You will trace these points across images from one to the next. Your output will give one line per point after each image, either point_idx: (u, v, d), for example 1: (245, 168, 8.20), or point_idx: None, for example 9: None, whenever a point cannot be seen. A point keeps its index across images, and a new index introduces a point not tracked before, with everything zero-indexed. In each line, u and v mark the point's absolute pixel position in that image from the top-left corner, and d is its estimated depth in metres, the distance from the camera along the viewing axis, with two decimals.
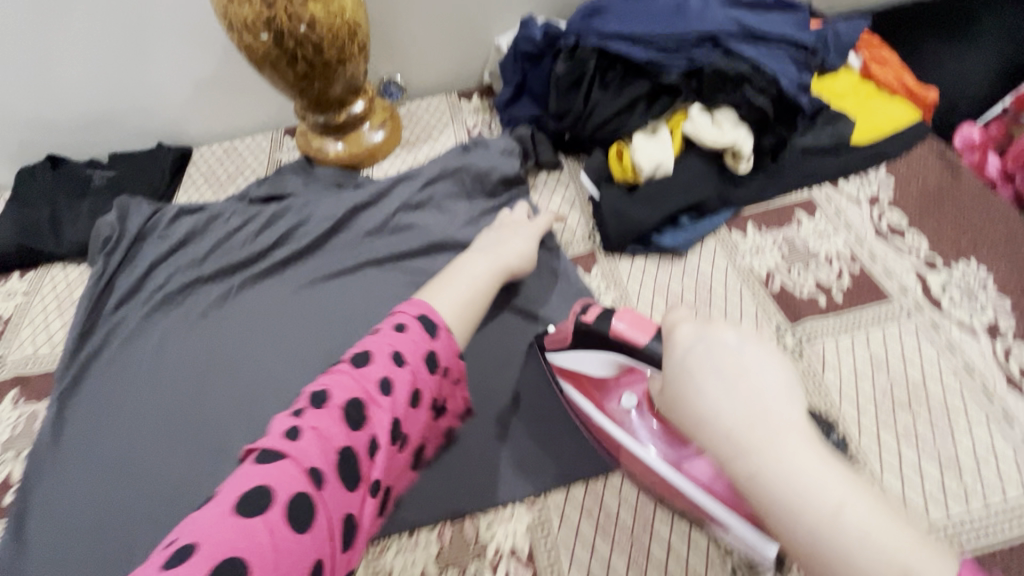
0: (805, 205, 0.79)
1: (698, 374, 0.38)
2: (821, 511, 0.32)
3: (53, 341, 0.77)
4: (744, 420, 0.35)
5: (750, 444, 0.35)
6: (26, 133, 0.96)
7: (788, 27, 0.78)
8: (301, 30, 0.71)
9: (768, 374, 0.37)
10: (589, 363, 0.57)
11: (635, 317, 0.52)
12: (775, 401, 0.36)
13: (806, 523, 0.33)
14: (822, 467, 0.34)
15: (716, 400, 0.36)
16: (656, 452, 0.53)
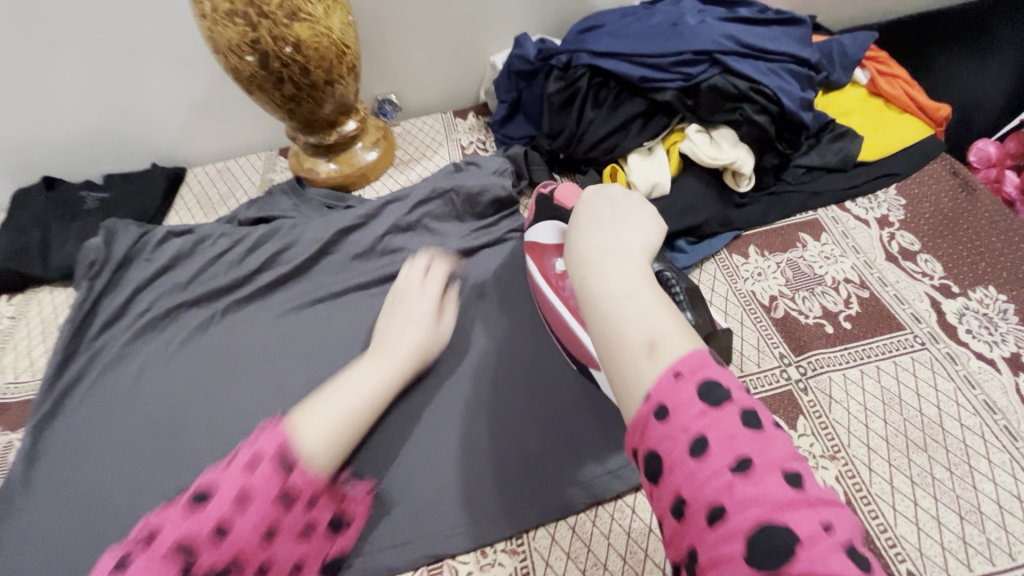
0: (810, 226, 0.76)
1: (580, 221, 0.50)
2: (615, 296, 0.41)
3: (34, 368, 0.75)
4: (598, 243, 0.46)
5: (593, 256, 0.45)
6: (22, 156, 0.96)
7: (790, 42, 0.75)
8: (287, 51, 0.70)
9: (630, 222, 0.48)
10: (546, 230, 0.66)
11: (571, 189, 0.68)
12: (624, 238, 0.46)
13: (600, 303, 0.41)
14: (633, 274, 0.43)
15: (585, 233, 0.48)
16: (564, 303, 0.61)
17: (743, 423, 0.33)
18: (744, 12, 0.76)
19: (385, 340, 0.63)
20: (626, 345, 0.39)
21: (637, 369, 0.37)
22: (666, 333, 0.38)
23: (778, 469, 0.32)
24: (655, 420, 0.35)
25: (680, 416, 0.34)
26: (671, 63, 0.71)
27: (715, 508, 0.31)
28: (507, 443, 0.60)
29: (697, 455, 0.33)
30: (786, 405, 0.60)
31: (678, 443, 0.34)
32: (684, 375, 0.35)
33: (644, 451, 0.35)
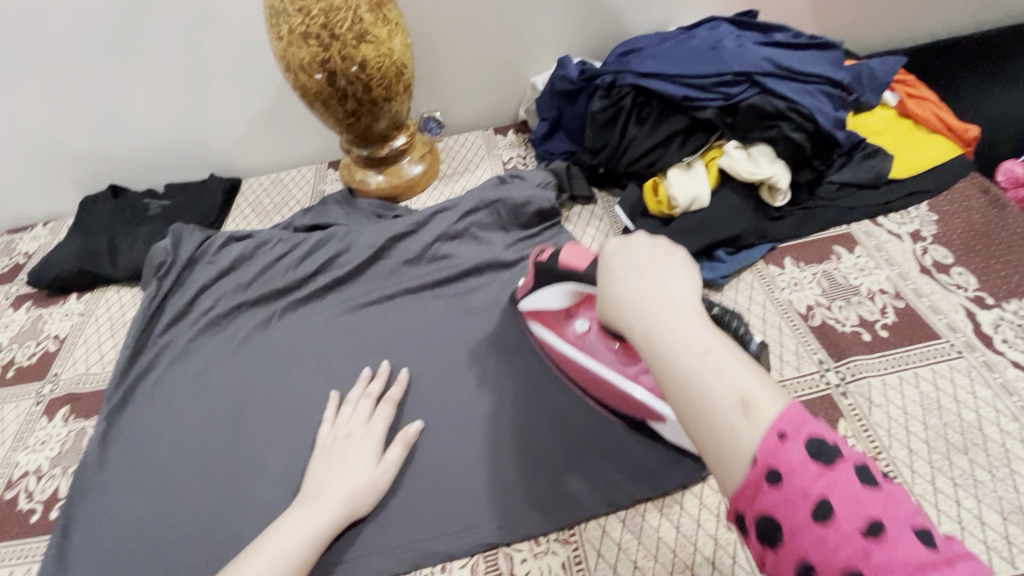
0: (845, 240, 0.78)
1: (615, 268, 0.46)
2: (690, 355, 0.38)
3: (104, 361, 0.80)
4: (649, 293, 0.43)
5: (649, 309, 0.42)
6: (93, 165, 1.03)
7: (824, 65, 0.79)
8: (353, 70, 0.76)
9: (673, 268, 0.44)
10: (549, 296, 0.65)
11: (576, 248, 0.63)
12: (674, 283, 0.43)
13: (676, 365, 0.38)
14: (699, 328, 0.40)
15: (629, 283, 0.44)
16: (602, 362, 0.60)
17: (861, 482, 0.33)
18: (779, 37, 0.81)
19: (316, 485, 0.59)
20: (718, 416, 0.36)
21: (735, 431, 0.35)
22: (754, 391, 0.36)
23: (907, 528, 0.31)
24: (769, 486, 0.34)
25: (796, 479, 0.33)
26: (712, 84, 0.75)
27: (850, 571, 0.31)
28: (557, 439, 0.62)
29: (821, 520, 0.32)
30: (826, 408, 0.62)
31: (797, 507, 0.33)
32: (789, 437, 0.34)
33: (759, 518, 0.34)
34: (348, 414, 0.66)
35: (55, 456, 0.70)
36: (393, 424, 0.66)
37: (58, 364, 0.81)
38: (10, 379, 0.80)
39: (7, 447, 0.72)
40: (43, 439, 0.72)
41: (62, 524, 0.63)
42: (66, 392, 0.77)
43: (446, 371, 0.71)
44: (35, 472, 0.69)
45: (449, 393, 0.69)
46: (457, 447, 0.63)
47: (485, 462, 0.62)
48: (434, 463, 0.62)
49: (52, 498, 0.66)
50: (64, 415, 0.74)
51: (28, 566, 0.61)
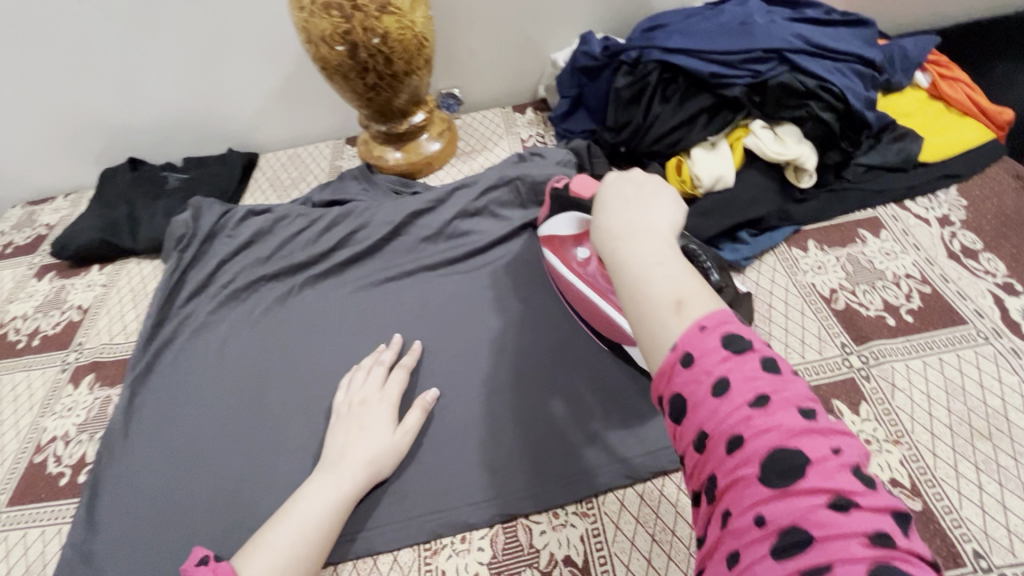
0: (870, 223, 0.77)
1: (604, 198, 0.47)
2: (645, 266, 0.40)
3: (127, 331, 0.81)
4: (625, 218, 0.44)
5: (620, 230, 0.43)
6: (112, 138, 1.04)
7: (856, 43, 0.77)
8: (374, 42, 0.75)
9: (659, 199, 0.45)
10: (562, 221, 0.69)
11: (586, 180, 0.63)
12: (654, 213, 0.44)
13: (631, 273, 0.40)
14: (662, 248, 0.41)
15: (610, 210, 0.45)
16: (594, 289, 0.64)
17: (760, 364, 0.34)
18: (811, 13, 0.79)
19: (336, 453, 0.60)
20: (656, 314, 0.38)
21: (665, 325, 0.37)
22: (693, 295, 0.38)
23: (792, 403, 0.32)
24: (680, 366, 0.35)
25: (704, 361, 0.34)
26: (740, 61, 0.74)
27: (734, 438, 0.32)
28: (575, 415, 0.63)
29: (720, 395, 0.33)
30: (848, 392, 0.62)
31: (698, 385, 0.34)
32: (707, 327, 0.35)
33: (667, 395, 0.35)
34: (360, 382, 0.67)
35: (82, 422, 0.71)
36: (409, 397, 0.67)
37: (81, 333, 0.82)
38: (36, 347, 0.81)
39: (35, 413, 0.73)
40: (70, 405, 0.73)
41: (89, 486, 0.65)
42: (90, 360, 0.78)
43: (464, 347, 0.71)
44: (63, 437, 0.71)
45: (468, 368, 0.69)
46: (476, 421, 0.64)
47: (503, 437, 0.62)
48: (454, 436, 0.63)
49: (79, 463, 0.68)
50: (89, 383, 0.76)
51: (58, 526, 0.63)
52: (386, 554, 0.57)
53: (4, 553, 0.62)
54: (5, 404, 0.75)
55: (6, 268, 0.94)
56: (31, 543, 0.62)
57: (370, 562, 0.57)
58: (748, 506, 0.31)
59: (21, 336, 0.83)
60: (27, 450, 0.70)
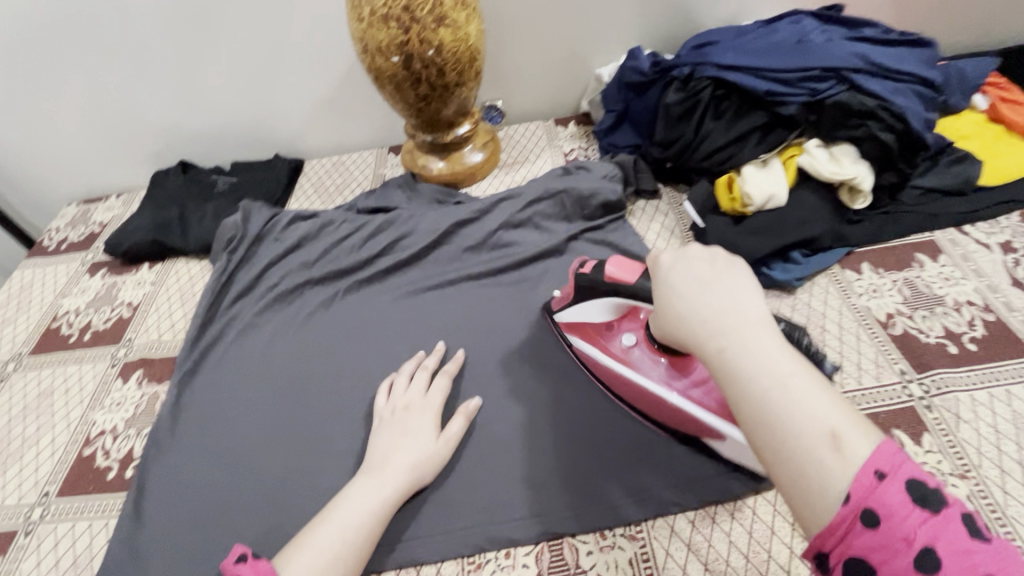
0: (928, 247, 0.75)
1: (676, 284, 0.43)
2: (776, 383, 0.37)
3: (175, 329, 0.83)
4: (720, 313, 0.40)
5: (721, 327, 0.40)
6: (165, 142, 1.07)
7: (917, 63, 0.75)
8: (429, 54, 0.76)
9: (739, 282, 0.41)
10: (592, 308, 0.64)
11: (624, 262, 0.60)
12: (749, 305, 0.40)
13: (760, 392, 0.37)
14: (781, 354, 0.38)
15: (697, 302, 0.41)
16: (657, 380, 0.58)
17: (966, 530, 0.31)
18: (869, 33, 0.78)
19: (380, 457, 0.59)
20: (808, 449, 0.35)
21: (824, 467, 0.34)
22: (845, 425, 0.35)
23: None
24: (864, 526, 0.32)
25: (893, 521, 0.32)
26: (797, 78, 0.73)
27: None
28: (622, 433, 0.62)
29: (919, 564, 0.31)
30: (909, 421, 0.59)
31: (898, 553, 0.31)
32: (888, 478, 0.33)
33: (855, 560, 0.33)
34: (405, 387, 0.66)
35: (130, 417, 0.73)
36: (452, 407, 0.67)
37: (131, 330, 0.84)
38: (87, 341, 0.83)
39: (85, 406, 0.75)
40: (119, 400, 0.75)
41: (137, 481, 0.66)
42: (139, 357, 0.80)
43: (507, 358, 0.71)
44: (111, 431, 0.72)
45: (512, 380, 0.68)
46: (520, 435, 0.63)
47: (548, 453, 0.61)
48: (498, 449, 0.62)
49: (127, 457, 0.69)
50: (138, 378, 0.77)
51: (106, 520, 0.64)
52: (429, 566, 0.57)
53: (52, 543, 0.63)
54: (57, 396, 0.77)
55: (61, 263, 0.97)
56: (78, 535, 0.63)
57: (412, 574, 0.56)
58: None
59: (72, 330, 0.85)
60: (77, 442, 0.71)
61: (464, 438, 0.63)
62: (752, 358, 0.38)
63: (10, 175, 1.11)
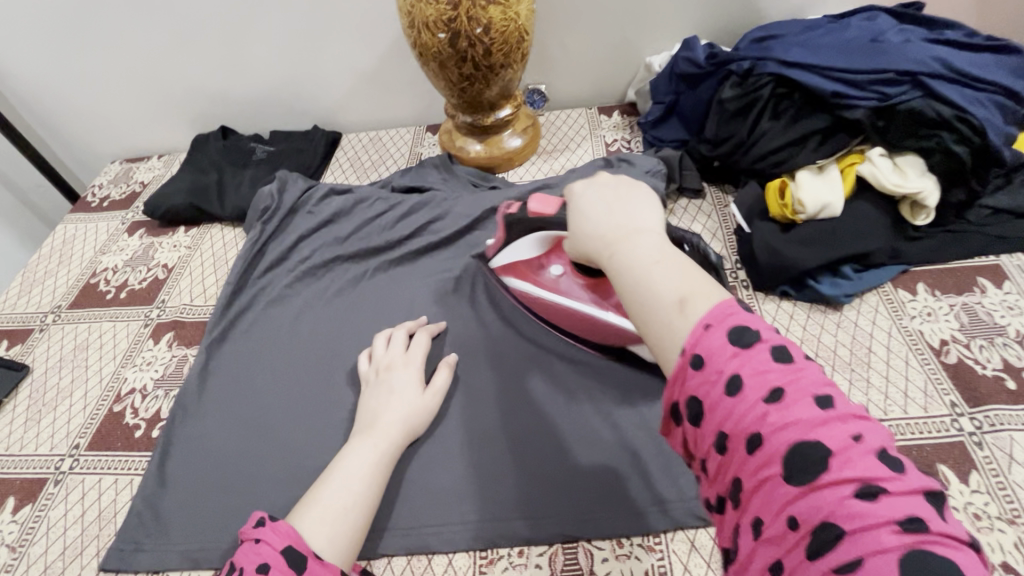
0: (992, 272, 0.69)
1: (579, 203, 0.46)
2: (645, 265, 0.38)
3: (206, 295, 0.84)
4: (606, 221, 0.42)
5: (604, 231, 0.42)
6: (210, 106, 1.08)
7: (1002, 71, 0.69)
8: (476, 32, 0.73)
9: (635, 196, 0.44)
10: (523, 247, 0.68)
11: (544, 199, 0.65)
12: (639, 215, 0.42)
13: (634, 277, 0.38)
14: (658, 244, 0.39)
15: (595, 217, 0.43)
16: (584, 301, 0.64)
17: (773, 358, 0.32)
18: (952, 35, 0.72)
19: (370, 417, 0.60)
20: (662, 316, 0.35)
21: (672, 328, 0.34)
22: (697, 290, 0.35)
23: (809, 395, 0.30)
24: (691, 370, 0.33)
25: (712, 359, 0.32)
26: (867, 81, 0.68)
27: (754, 437, 0.30)
28: (644, 440, 0.60)
29: (732, 394, 0.31)
30: (956, 457, 0.55)
31: (712, 386, 0.32)
32: (712, 325, 0.33)
33: (682, 401, 0.33)
34: (390, 351, 0.68)
35: (159, 377, 0.74)
36: (474, 396, 0.66)
37: (165, 291, 0.85)
38: (123, 299, 0.85)
39: (118, 363, 0.77)
40: (149, 360, 0.77)
41: (162, 441, 0.67)
42: (171, 319, 0.81)
43: (533, 351, 0.69)
44: (141, 390, 0.73)
45: (535, 373, 0.67)
46: (540, 432, 0.62)
47: (570, 453, 0.60)
48: (516, 444, 0.61)
49: (154, 418, 0.70)
50: (169, 340, 0.79)
51: (131, 477, 0.65)
52: (440, 555, 0.56)
53: (80, 495, 0.65)
54: (92, 351, 0.79)
55: (102, 221, 0.99)
56: (105, 489, 0.65)
57: (423, 561, 0.56)
58: (779, 510, 0.29)
59: (110, 288, 0.87)
60: (108, 398, 0.73)
61: (483, 430, 0.63)
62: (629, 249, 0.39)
63: (59, 129, 1.14)
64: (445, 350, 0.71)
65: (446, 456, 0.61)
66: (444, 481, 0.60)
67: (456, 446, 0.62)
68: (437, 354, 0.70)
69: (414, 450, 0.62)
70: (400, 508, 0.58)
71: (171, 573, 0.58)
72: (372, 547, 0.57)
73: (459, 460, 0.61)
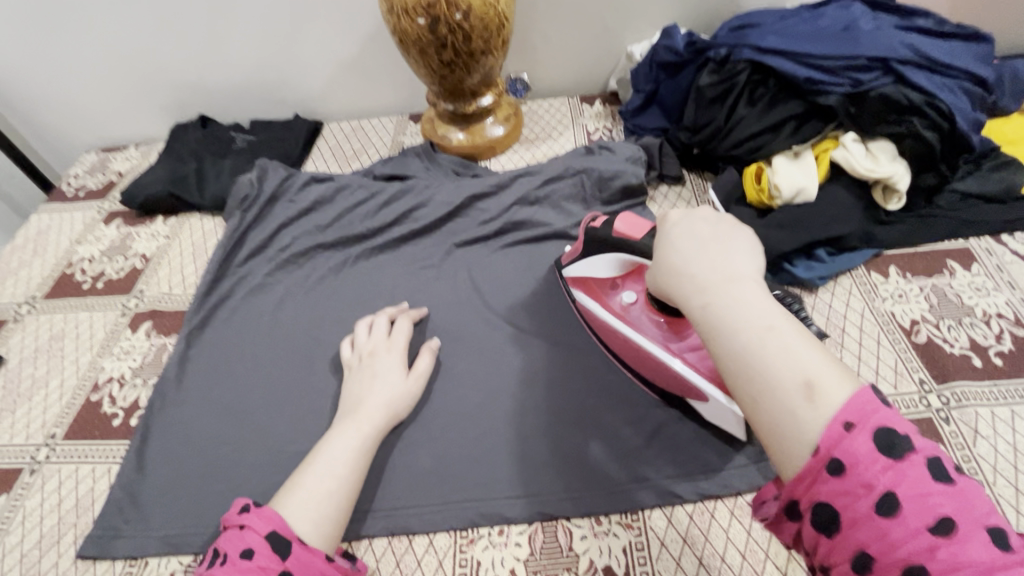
0: (961, 255, 0.71)
1: (677, 241, 0.42)
2: (759, 335, 0.35)
3: (185, 284, 0.83)
4: (711, 271, 0.39)
5: (711, 283, 0.38)
6: (188, 95, 1.06)
7: (968, 58, 0.71)
8: (456, 18, 0.73)
9: (740, 243, 0.40)
10: (599, 264, 0.63)
11: (631, 219, 0.60)
12: (740, 264, 0.39)
13: (741, 346, 0.36)
14: (769, 306, 0.37)
15: (694, 261, 0.40)
16: (652, 339, 0.57)
17: (932, 477, 0.30)
18: (922, 23, 0.73)
19: (352, 402, 0.60)
20: (782, 398, 0.34)
21: (796, 414, 0.33)
22: (820, 374, 0.34)
23: (975, 525, 0.28)
24: (831, 476, 0.31)
25: (860, 470, 0.30)
26: (840, 67, 0.69)
27: (911, 565, 0.28)
28: (622, 421, 0.61)
29: (884, 512, 0.30)
30: (923, 432, 0.57)
31: (859, 499, 0.30)
32: (855, 427, 0.31)
33: (817, 507, 0.32)
34: (372, 336, 0.68)
35: (137, 366, 0.74)
36: (454, 381, 0.66)
37: (143, 281, 0.84)
38: (99, 289, 0.84)
39: (94, 352, 0.76)
40: (127, 349, 0.76)
41: (141, 429, 0.66)
42: (149, 308, 0.80)
43: (515, 336, 0.70)
44: (119, 379, 0.73)
45: (517, 357, 0.67)
46: (521, 415, 0.62)
47: (552, 434, 0.61)
48: (497, 427, 0.62)
49: (132, 406, 0.70)
50: (147, 329, 0.78)
51: (109, 466, 0.65)
52: (422, 536, 0.56)
53: (56, 484, 0.64)
54: (67, 341, 0.78)
55: (77, 210, 0.98)
56: (82, 478, 0.64)
57: (405, 542, 0.56)
58: None
59: (85, 278, 0.86)
60: (85, 387, 0.72)
61: (464, 413, 0.63)
62: (737, 308, 0.37)
63: (32, 117, 1.11)
64: (427, 336, 0.71)
65: (428, 439, 0.62)
66: (425, 464, 0.60)
67: (439, 430, 0.62)
68: (420, 339, 0.71)
69: (395, 434, 0.62)
70: (383, 491, 0.59)
71: (151, 560, 0.58)
72: (353, 530, 0.57)
73: (440, 443, 0.61)
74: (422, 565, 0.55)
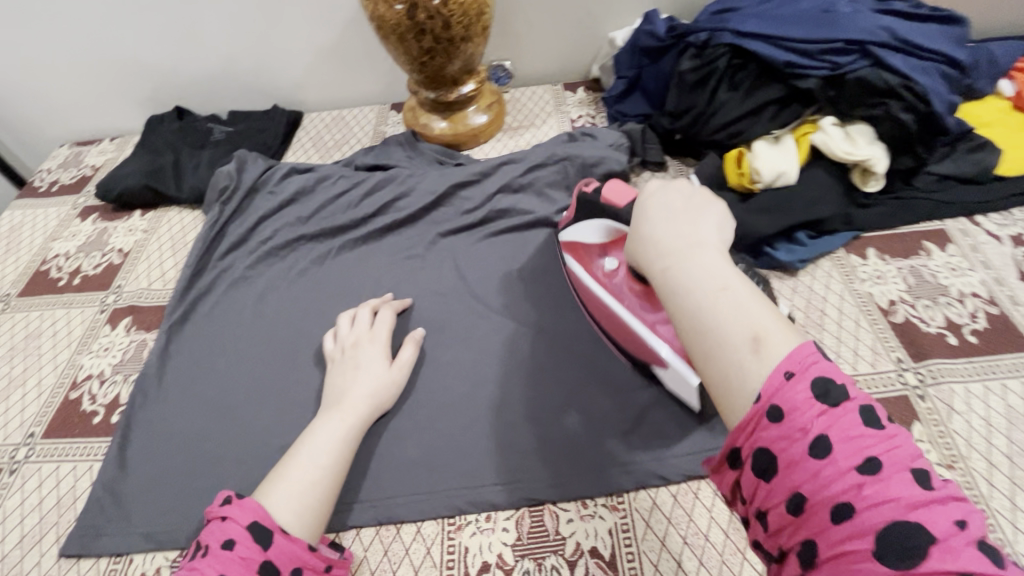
0: (937, 236, 0.72)
1: (649, 211, 0.42)
2: (711, 293, 0.36)
3: (165, 278, 0.82)
4: (678, 237, 0.40)
5: (676, 248, 0.39)
6: (163, 85, 1.04)
7: (945, 41, 0.71)
8: (434, 4, 0.73)
9: (710, 213, 0.41)
10: (588, 229, 0.63)
11: (619, 186, 0.61)
12: (709, 232, 0.40)
13: (696, 303, 0.36)
14: (728, 271, 0.37)
15: (662, 227, 0.41)
16: (629, 310, 0.58)
17: (865, 424, 0.31)
18: (898, 6, 0.74)
19: (337, 393, 0.60)
20: (729, 351, 0.34)
21: (742, 367, 0.34)
22: (769, 329, 0.34)
23: (904, 470, 0.29)
24: (769, 422, 0.32)
25: (797, 417, 0.31)
26: (818, 50, 0.70)
27: (840, 504, 0.29)
28: (607, 406, 0.61)
29: (819, 455, 0.30)
30: (900, 409, 0.58)
31: (795, 443, 0.31)
32: (795, 377, 0.32)
33: (755, 451, 0.33)
34: (355, 327, 0.67)
35: (117, 363, 0.72)
36: (439, 370, 0.66)
37: (122, 276, 0.83)
38: (76, 285, 0.82)
39: (73, 350, 0.74)
40: (106, 345, 0.75)
41: (122, 425, 0.66)
42: (128, 304, 0.79)
43: (500, 325, 0.70)
44: (98, 376, 0.72)
45: (501, 345, 0.67)
46: (506, 402, 0.62)
47: (538, 420, 0.61)
48: (483, 415, 0.62)
49: (113, 403, 0.69)
50: (126, 325, 0.76)
51: (91, 463, 0.64)
52: (410, 524, 0.57)
53: (37, 483, 0.63)
54: (45, 338, 0.76)
55: (51, 206, 0.95)
56: (63, 476, 0.63)
57: (393, 531, 0.56)
58: None
59: (61, 274, 0.84)
60: (64, 385, 0.71)
61: (450, 402, 0.63)
62: (697, 269, 0.37)
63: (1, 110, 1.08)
64: (411, 326, 0.71)
65: (413, 429, 0.62)
66: (411, 453, 0.60)
67: (426, 419, 0.62)
68: (404, 330, 0.70)
69: (381, 424, 0.62)
70: (370, 481, 0.59)
71: (135, 556, 0.57)
72: (340, 520, 0.57)
73: (427, 433, 0.61)
74: (409, 553, 0.55)
